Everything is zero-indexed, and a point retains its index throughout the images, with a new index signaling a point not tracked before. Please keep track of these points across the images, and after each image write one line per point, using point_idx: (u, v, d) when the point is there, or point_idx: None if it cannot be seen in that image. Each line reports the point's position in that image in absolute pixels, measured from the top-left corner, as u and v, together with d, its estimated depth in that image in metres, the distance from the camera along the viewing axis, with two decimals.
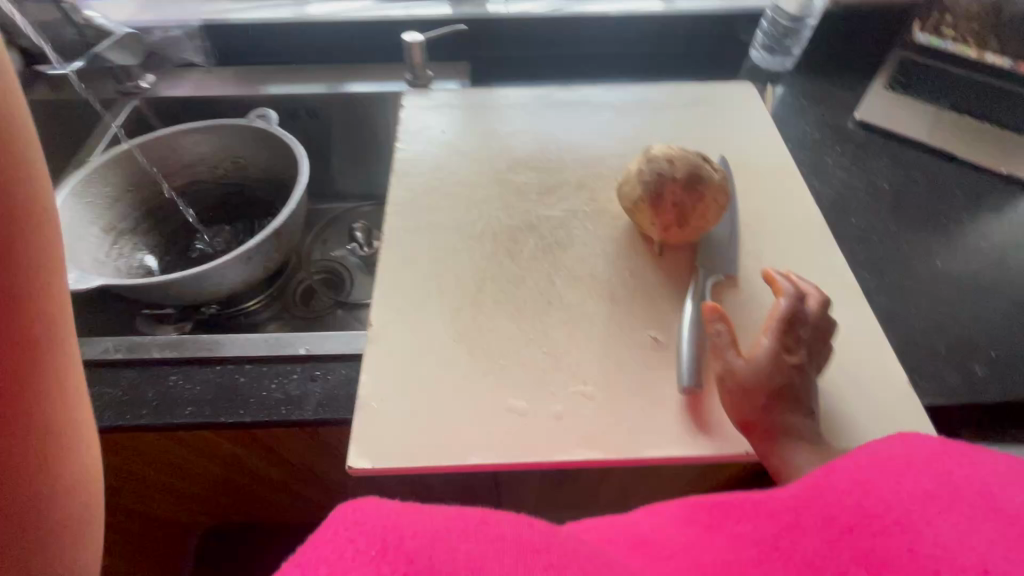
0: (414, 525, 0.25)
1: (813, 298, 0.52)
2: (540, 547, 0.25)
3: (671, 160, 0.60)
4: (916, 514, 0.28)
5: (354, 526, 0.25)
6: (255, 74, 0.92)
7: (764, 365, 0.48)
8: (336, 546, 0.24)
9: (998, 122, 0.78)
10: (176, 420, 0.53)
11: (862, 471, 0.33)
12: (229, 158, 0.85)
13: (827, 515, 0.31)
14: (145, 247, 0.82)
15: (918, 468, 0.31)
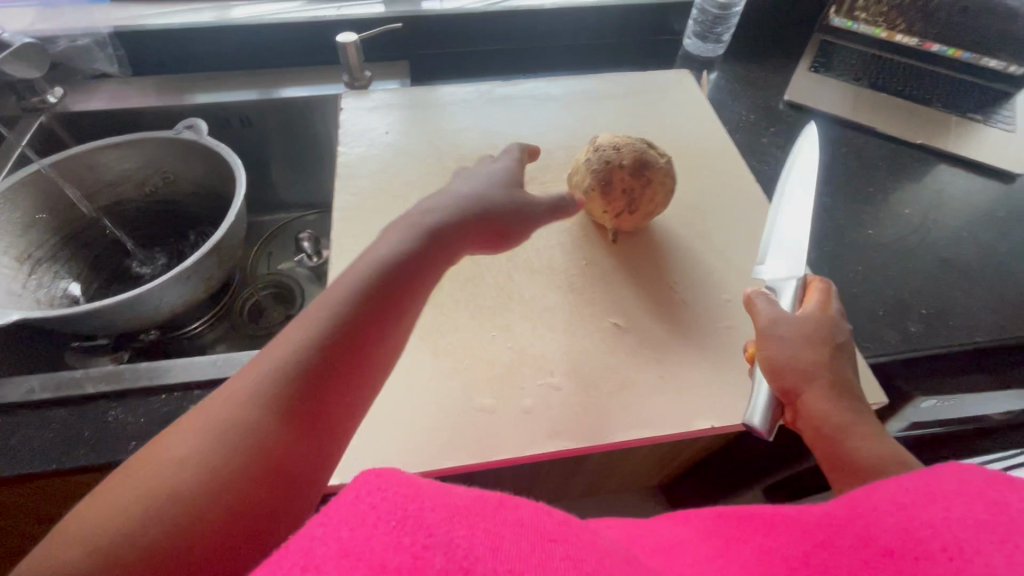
0: (434, 496, 0.23)
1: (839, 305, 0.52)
2: (557, 537, 0.24)
3: (618, 149, 0.61)
4: (965, 542, 0.26)
5: (374, 494, 0.23)
6: (179, 82, 0.86)
7: (824, 324, 0.49)
8: (355, 511, 0.22)
9: (910, 96, 0.85)
10: (121, 457, 0.49)
11: (901, 484, 0.31)
12: (156, 173, 0.79)
13: (863, 533, 0.29)
14: (68, 275, 0.74)
15: (969, 491, 0.28)
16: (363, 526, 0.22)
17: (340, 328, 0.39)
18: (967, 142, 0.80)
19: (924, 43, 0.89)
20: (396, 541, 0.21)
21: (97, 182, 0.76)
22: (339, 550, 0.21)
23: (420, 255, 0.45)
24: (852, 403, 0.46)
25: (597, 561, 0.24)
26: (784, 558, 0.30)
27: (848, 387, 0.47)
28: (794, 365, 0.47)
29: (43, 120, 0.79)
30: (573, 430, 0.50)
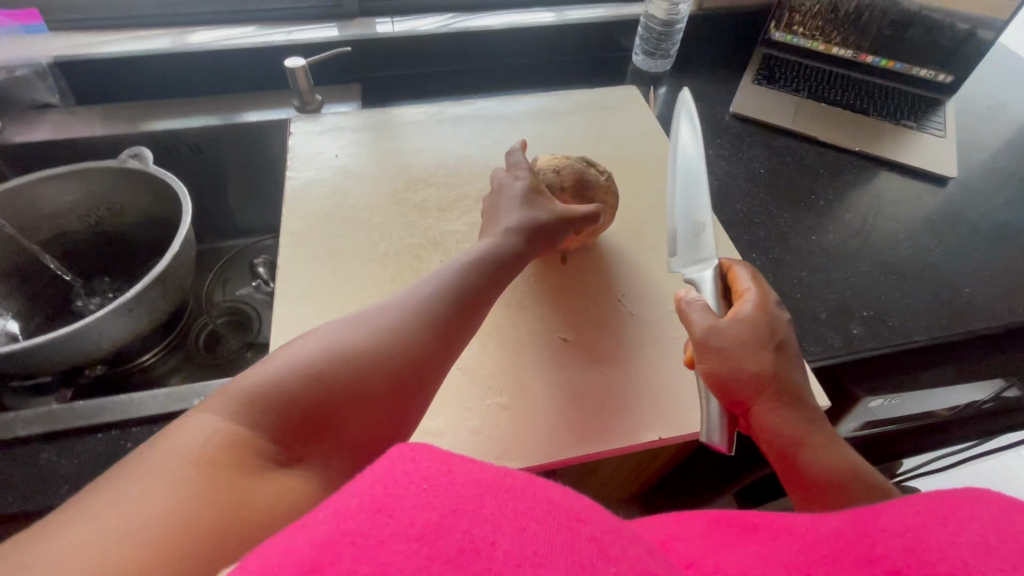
0: (465, 471, 0.24)
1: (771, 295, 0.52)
2: (585, 518, 0.24)
3: (557, 173, 0.62)
4: (973, 568, 0.25)
5: (408, 463, 0.23)
6: (125, 111, 0.85)
7: (761, 324, 0.49)
8: (388, 472, 0.23)
9: (848, 106, 0.89)
10: (52, 502, 0.47)
11: (911, 503, 0.30)
12: (102, 205, 0.77)
13: (869, 553, 0.28)
14: (7, 310, 0.73)
15: (981, 517, 0.28)
16: (395, 486, 0.22)
17: (371, 376, 0.40)
18: (902, 148, 0.83)
19: (858, 55, 0.92)
20: (423, 502, 0.22)
21: (37, 217, 0.74)
22: (370, 503, 0.21)
23: (470, 285, 0.49)
24: (800, 408, 0.47)
25: (621, 545, 0.24)
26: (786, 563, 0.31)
27: (793, 389, 0.47)
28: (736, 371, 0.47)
29: None
30: (521, 449, 0.50)
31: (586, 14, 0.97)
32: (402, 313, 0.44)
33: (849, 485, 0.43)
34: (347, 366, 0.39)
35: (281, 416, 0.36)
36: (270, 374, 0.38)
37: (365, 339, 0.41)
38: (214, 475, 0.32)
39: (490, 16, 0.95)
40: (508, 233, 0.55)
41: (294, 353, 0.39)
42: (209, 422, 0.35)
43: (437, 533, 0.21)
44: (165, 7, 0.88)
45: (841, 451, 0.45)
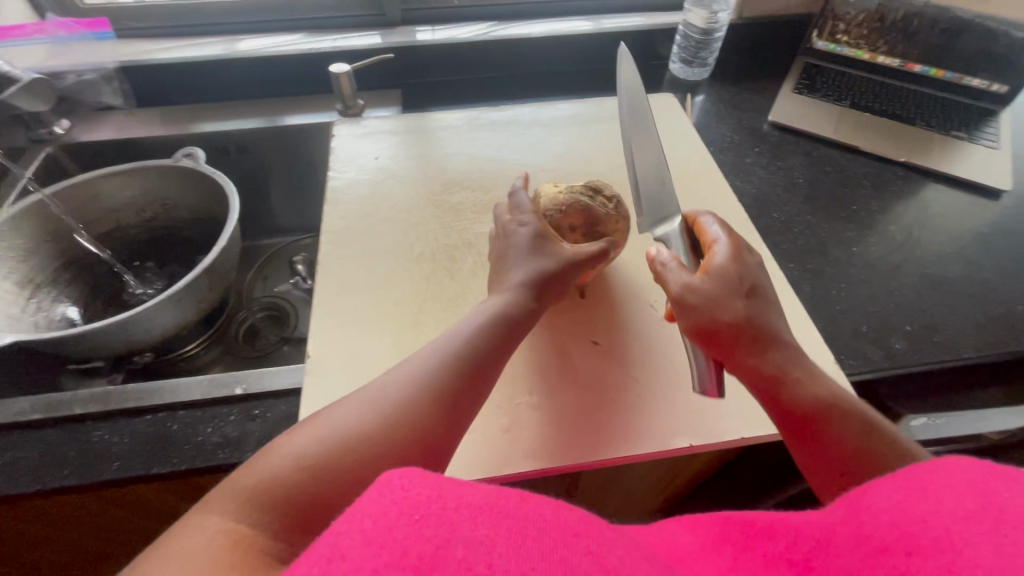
0: (455, 496, 0.26)
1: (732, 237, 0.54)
2: (579, 532, 0.26)
3: (564, 212, 0.60)
4: (954, 535, 0.26)
5: (399, 490, 0.26)
6: (180, 113, 0.90)
7: (731, 275, 0.50)
8: (377, 505, 0.25)
9: (894, 115, 0.86)
10: (103, 478, 0.50)
11: (892, 480, 0.31)
12: (156, 201, 0.82)
13: (860, 534, 0.29)
14: (67, 299, 0.76)
15: (961, 485, 0.28)
16: (387, 519, 0.24)
17: (377, 453, 0.38)
18: (951, 159, 0.81)
19: (906, 64, 0.90)
20: (416, 533, 0.24)
21: (97, 210, 0.79)
22: (364, 540, 0.23)
23: (478, 352, 0.47)
24: (780, 346, 0.48)
25: (617, 557, 0.26)
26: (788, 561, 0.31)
27: (769, 333, 0.48)
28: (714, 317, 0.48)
29: (50, 150, 0.82)
30: (547, 450, 0.50)
31: (624, 22, 0.98)
32: (408, 385, 0.43)
33: (832, 415, 0.44)
34: (352, 448, 0.38)
35: (288, 510, 0.35)
36: (272, 469, 0.36)
37: (369, 421, 0.40)
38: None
39: (528, 25, 0.97)
40: (516, 293, 0.53)
41: (295, 440, 0.38)
42: (213, 521, 0.33)
43: (432, 564, 0.22)
44: (221, 15, 0.92)
45: (821, 383, 0.46)
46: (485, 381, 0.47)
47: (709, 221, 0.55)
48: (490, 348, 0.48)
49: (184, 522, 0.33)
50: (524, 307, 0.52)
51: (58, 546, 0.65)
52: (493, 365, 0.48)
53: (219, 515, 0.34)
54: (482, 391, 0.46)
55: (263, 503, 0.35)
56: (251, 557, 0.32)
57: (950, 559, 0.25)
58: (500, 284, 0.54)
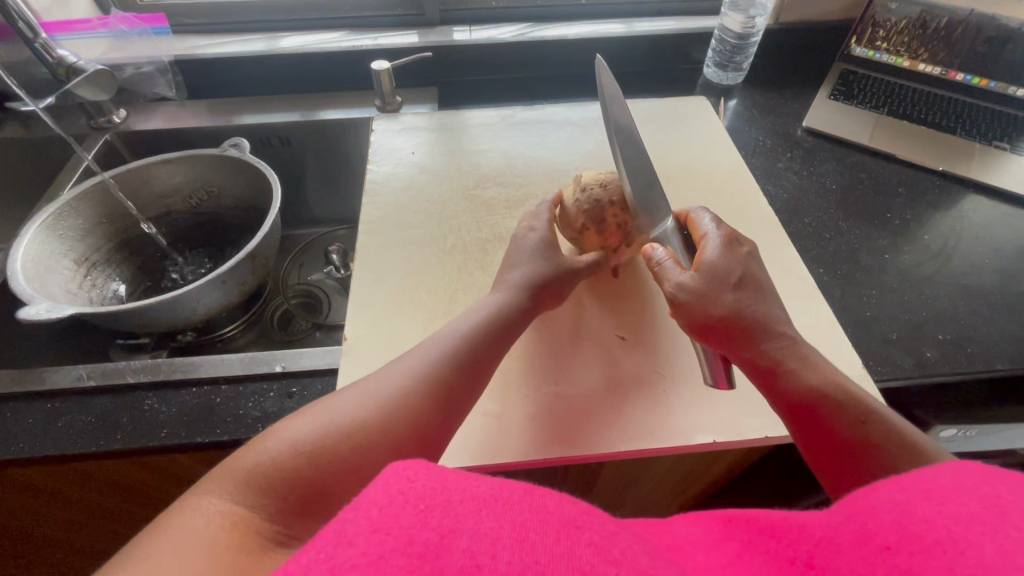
0: (461, 489, 0.28)
1: (723, 230, 0.54)
2: (580, 525, 0.28)
3: (604, 187, 0.62)
4: (958, 535, 0.26)
5: (405, 481, 0.28)
6: (227, 105, 0.94)
7: (721, 266, 0.51)
8: (384, 494, 0.27)
9: (933, 123, 0.85)
10: (153, 443, 0.53)
11: (897, 482, 0.32)
12: (203, 188, 0.86)
13: (864, 534, 0.30)
14: (119, 278, 0.81)
15: (964, 487, 0.29)
16: (393, 508, 0.26)
17: (374, 438, 0.40)
18: (992, 169, 0.79)
19: (947, 72, 0.88)
20: (422, 522, 0.25)
21: (150, 195, 0.83)
22: (370, 526, 0.25)
23: (471, 350, 0.49)
24: (772, 340, 0.49)
25: (618, 551, 0.28)
26: (793, 559, 0.33)
27: (762, 326, 0.49)
28: (704, 312, 0.49)
29: (108, 138, 0.87)
30: (571, 440, 0.52)
31: (658, 25, 0.98)
32: (405, 379, 0.45)
33: (832, 408, 0.44)
34: (348, 433, 0.39)
35: (286, 493, 0.36)
36: (268, 454, 0.37)
37: (365, 411, 0.41)
38: (224, 554, 0.31)
39: (562, 27, 0.99)
40: (511, 295, 0.55)
41: (292, 426, 0.39)
42: (213, 502, 0.34)
43: (437, 552, 0.24)
44: (268, 13, 0.96)
45: (818, 372, 0.47)
46: (478, 374, 0.48)
47: (700, 217, 0.56)
48: (480, 341, 0.50)
49: (184, 502, 0.34)
50: (516, 308, 0.54)
51: (103, 508, 0.68)
52: (487, 360, 0.50)
53: (217, 496, 0.35)
54: (476, 382, 0.48)
55: (262, 485, 0.36)
56: (252, 536, 0.33)
57: (952, 558, 0.26)
58: (498, 284, 0.57)
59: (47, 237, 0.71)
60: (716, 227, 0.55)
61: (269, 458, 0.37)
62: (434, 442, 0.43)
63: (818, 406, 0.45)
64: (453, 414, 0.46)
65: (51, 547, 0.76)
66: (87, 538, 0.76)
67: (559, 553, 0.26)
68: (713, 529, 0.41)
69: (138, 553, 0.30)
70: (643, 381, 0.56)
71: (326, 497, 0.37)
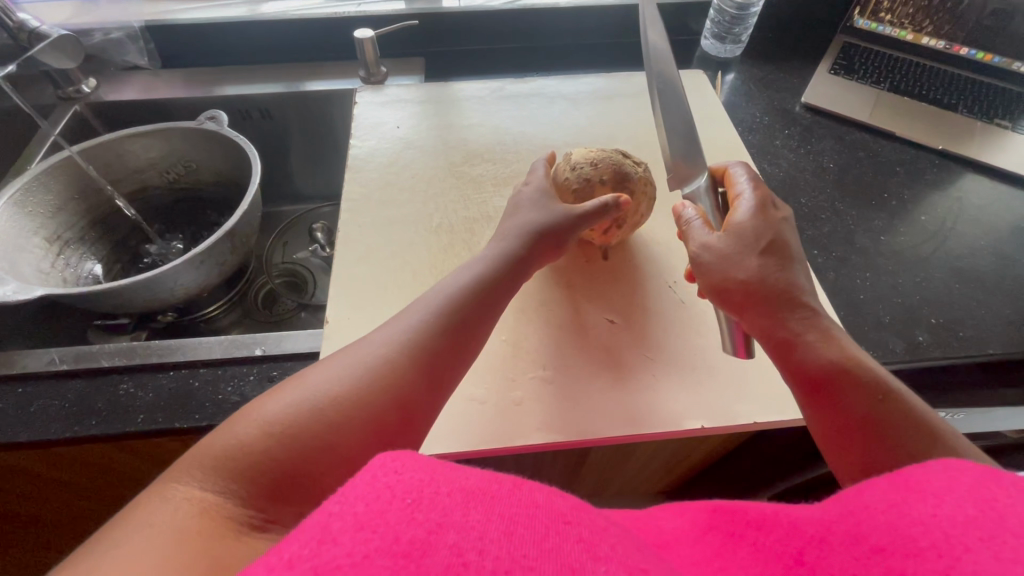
0: (449, 480, 0.27)
1: (759, 193, 0.53)
2: (570, 520, 0.27)
3: (595, 166, 0.60)
4: (954, 540, 0.26)
5: (393, 473, 0.27)
6: (204, 75, 0.90)
7: (751, 228, 0.50)
8: (370, 490, 0.25)
9: (936, 100, 0.83)
10: (128, 429, 0.52)
11: (889, 480, 0.31)
12: (179, 162, 0.83)
13: (856, 533, 0.29)
14: (93, 256, 0.78)
15: (960, 489, 0.28)
16: (380, 503, 0.25)
17: (351, 413, 0.38)
18: (992, 148, 0.77)
19: (952, 47, 0.86)
20: (408, 517, 0.24)
21: (123, 169, 0.80)
22: (354, 524, 0.24)
23: (457, 314, 0.47)
24: (794, 306, 0.47)
25: (609, 547, 0.27)
26: (781, 555, 0.32)
27: (785, 289, 0.47)
28: (727, 269, 0.49)
29: (77, 108, 0.83)
30: (562, 425, 0.51)
31: None
32: (387, 346, 0.43)
33: (846, 379, 0.42)
34: (322, 408, 0.38)
35: (257, 476, 0.34)
36: (237, 436, 0.36)
37: (341, 384, 0.39)
38: (191, 544, 0.29)
39: None
40: (511, 245, 0.54)
41: (262, 406, 0.38)
42: (179, 490, 0.33)
43: (423, 550, 0.23)
44: None
45: (834, 340, 0.45)
46: (464, 339, 0.47)
47: (736, 177, 0.56)
48: (472, 304, 0.49)
49: (150, 491, 0.33)
50: (517, 258, 0.53)
51: (83, 493, 0.67)
52: (479, 325, 0.48)
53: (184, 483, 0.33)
54: (466, 350, 0.47)
55: (230, 468, 0.34)
56: (222, 521, 0.32)
57: (948, 563, 0.25)
58: (497, 237, 0.56)
59: (15, 214, 0.68)
60: (752, 188, 0.54)
61: (238, 441, 0.35)
62: (420, 412, 0.42)
63: (831, 377, 0.43)
64: (439, 382, 0.44)
65: (31, 532, 0.75)
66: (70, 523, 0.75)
67: (548, 548, 0.25)
68: (700, 523, 0.41)
69: (101, 544, 0.29)
70: (632, 362, 0.55)
71: (300, 477, 0.35)
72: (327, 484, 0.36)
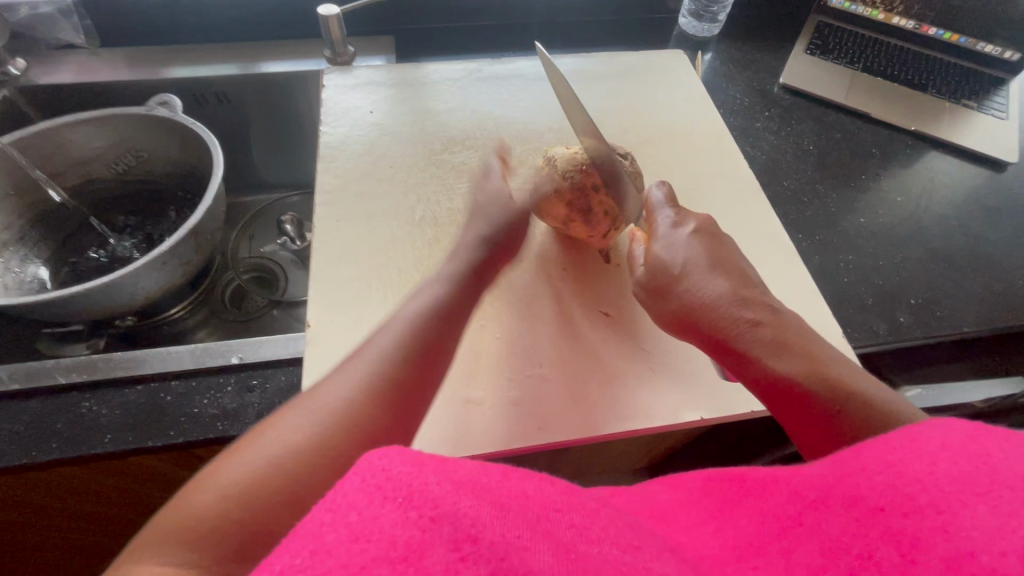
0: (439, 470, 0.24)
1: (670, 217, 0.52)
2: (561, 508, 0.26)
3: (585, 171, 0.57)
4: (950, 496, 0.26)
5: (380, 470, 0.24)
6: (150, 55, 0.82)
7: (665, 253, 0.50)
8: (362, 494, 0.23)
9: (907, 81, 0.84)
10: (95, 452, 0.48)
11: (885, 441, 0.31)
12: (129, 152, 0.76)
13: (854, 494, 0.29)
14: (37, 258, 0.72)
15: (953, 445, 0.28)
16: (372, 505, 0.22)
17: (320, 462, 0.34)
18: (960, 128, 0.79)
19: (920, 27, 0.87)
20: (402, 517, 0.22)
21: (65, 161, 0.72)
22: (350, 535, 0.21)
23: (405, 340, 0.44)
24: (737, 329, 0.45)
25: (600, 528, 0.26)
26: (780, 517, 0.32)
27: (718, 313, 0.46)
28: (660, 300, 0.50)
29: (6, 93, 0.75)
30: (561, 423, 0.50)
31: None
32: (343, 389, 0.39)
33: (801, 396, 0.40)
34: (296, 458, 0.34)
35: (223, 541, 0.30)
36: (196, 503, 0.32)
37: (313, 427, 0.36)
38: None
39: None
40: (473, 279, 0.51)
41: (225, 465, 0.34)
42: (156, 563, 0.29)
43: (422, 551, 0.21)
44: None
45: (796, 355, 0.42)
46: (427, 363, 0.43)
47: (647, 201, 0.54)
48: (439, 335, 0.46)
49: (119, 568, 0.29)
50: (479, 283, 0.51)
51: (45, 518, 0.62)
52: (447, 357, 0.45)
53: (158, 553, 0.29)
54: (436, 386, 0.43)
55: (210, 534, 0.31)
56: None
57: (946, 521, 0.25)
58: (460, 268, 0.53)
59: None
60: (664, 210, 0.53)
61: (199, 507, 0.31)
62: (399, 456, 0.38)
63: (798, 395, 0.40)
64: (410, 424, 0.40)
65: None
66: (31, 554, 0.69)
67: (542, 531, 0.23)
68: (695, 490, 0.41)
69: None
70: (619, 359, 0.54)
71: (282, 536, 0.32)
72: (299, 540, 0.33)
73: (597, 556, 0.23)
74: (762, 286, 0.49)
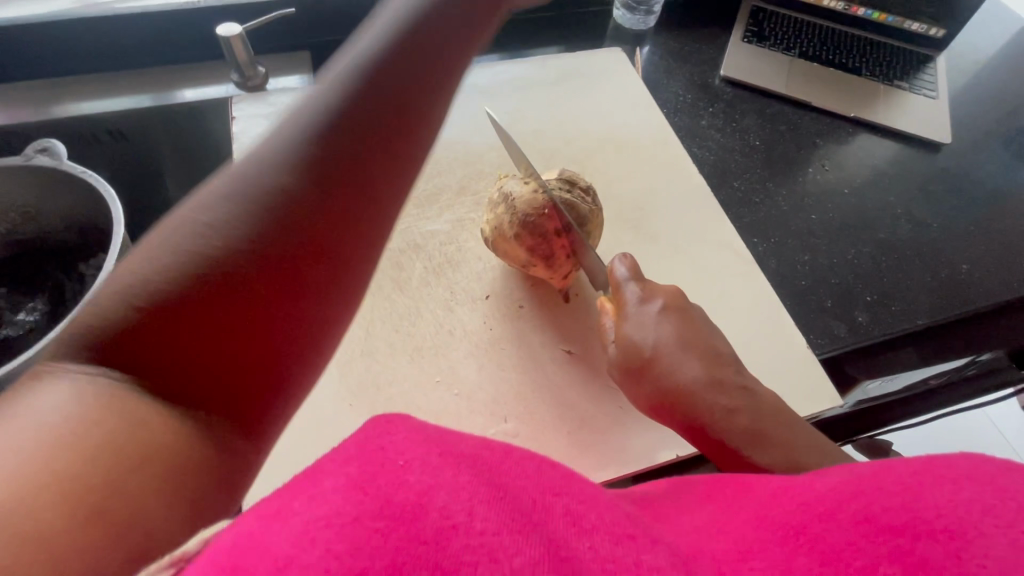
0: (447, 446, 0.25)
1: (640, 293, 0.50)
2: (559, 491, 0.25)
3: (545, 214, 0.52)
4: (968, 523, 0.24)
5: (383, 437, 0.24)
6: (21, 92, 0.70)
7: (640, 337, 0.48)
8: (361, 447, 0.24)
9: (842, 65, 0.84)
10: None
11: (910, 463, 0.29)
12: (13, 210, 0.66)
13: (864, 509, 0.27)
14: None
15: (977, 475, 0.27)
16: (371, 464, 0.22)
17: (240, 286, 0.30)
18: (895, 111, 0.80)
19: (849, 8, 0.87)
20: (399, 482, 0.22)
21: None
22: (350, 482, 0.22)
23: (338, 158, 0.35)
24: (715, 420, 0.45)
25: (596, 515, 0.24)
26: (783, 525, 0.29)
27: (694, 400, 0.46)
28: (637, 386, 0.48)
29: None
30: None
31: None
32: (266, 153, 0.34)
33: None
34: (214, 284, 0.30)
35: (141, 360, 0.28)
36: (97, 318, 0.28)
37: (221, 241, 0.31)
38: (73, 462, 0.24)
39: None
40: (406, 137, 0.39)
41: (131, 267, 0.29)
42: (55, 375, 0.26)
43: (414, 513, 0.20)
44: None
45: (773, 445, 0.43)
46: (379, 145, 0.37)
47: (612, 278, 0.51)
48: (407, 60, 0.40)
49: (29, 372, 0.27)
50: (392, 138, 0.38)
51: None
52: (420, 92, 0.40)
53: (66, 360, 0.27)
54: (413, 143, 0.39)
55: (125, 346, 0.28)
56: (107, 436, 0.25)
57: (960, 547, 0.24)
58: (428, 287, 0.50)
59: None
60: (633, 285, 0.50)
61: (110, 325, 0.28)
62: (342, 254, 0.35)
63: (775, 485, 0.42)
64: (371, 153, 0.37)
65: None
66: None
67: (528, 521, 0.22)
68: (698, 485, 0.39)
69: None
70: (588, 403, 0.51)
71: (218, 356, 0.30)
72: (241, 367, 0.30)
73: (584, 556, 0.22)
74: (738, 361, 0.48)
